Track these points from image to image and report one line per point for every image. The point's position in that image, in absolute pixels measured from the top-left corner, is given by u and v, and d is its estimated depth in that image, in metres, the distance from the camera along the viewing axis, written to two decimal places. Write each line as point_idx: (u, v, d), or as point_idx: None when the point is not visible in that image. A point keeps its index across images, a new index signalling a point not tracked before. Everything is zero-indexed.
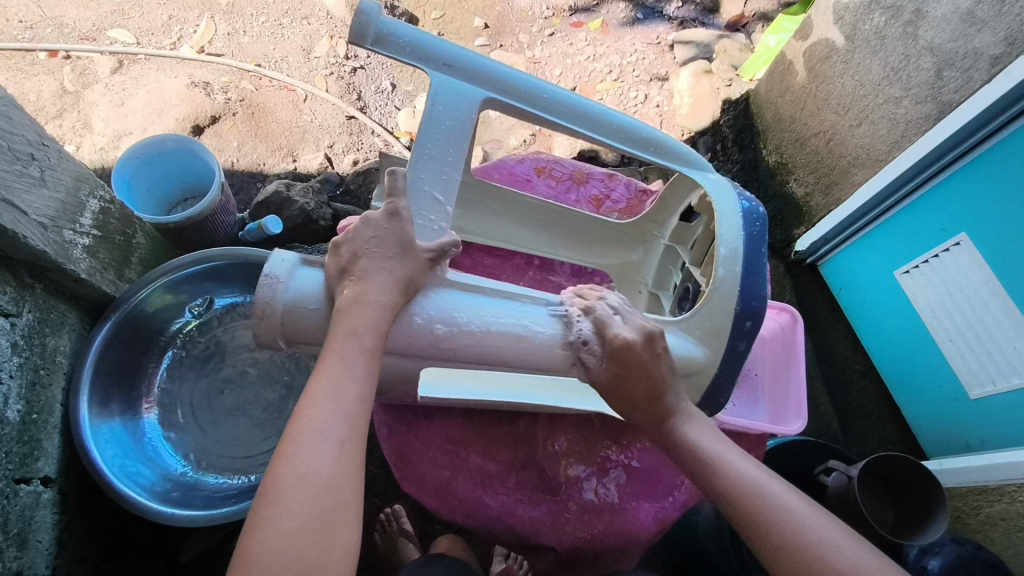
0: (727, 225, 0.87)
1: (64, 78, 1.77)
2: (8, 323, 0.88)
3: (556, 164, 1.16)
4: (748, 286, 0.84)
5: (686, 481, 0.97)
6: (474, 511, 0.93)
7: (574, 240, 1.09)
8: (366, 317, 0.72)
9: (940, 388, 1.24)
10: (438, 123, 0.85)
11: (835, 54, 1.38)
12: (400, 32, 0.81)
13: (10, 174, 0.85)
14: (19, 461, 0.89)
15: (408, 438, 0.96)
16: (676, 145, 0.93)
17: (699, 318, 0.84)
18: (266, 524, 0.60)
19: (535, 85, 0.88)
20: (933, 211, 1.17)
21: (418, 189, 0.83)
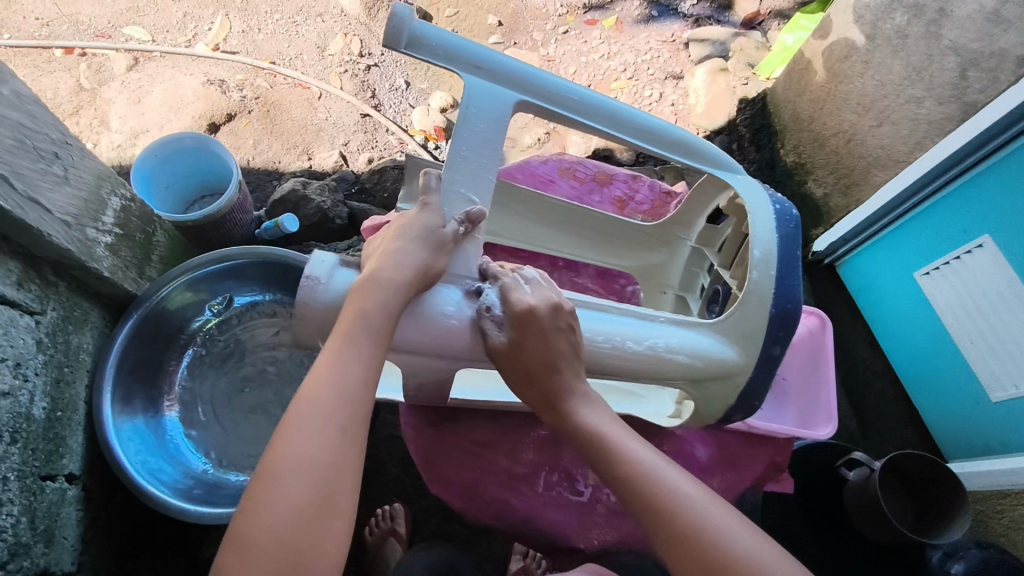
0: (762, 226, 0.85)
1: (80, 76, 1.78)
2: (33, 320, 0.89)
3: (578, 164, 1.17)
4: (783, 291, 0.82)
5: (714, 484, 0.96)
6: (502, 513, 0.98)
7: (598, 242, 1.08)
8: (376, 298, 0.70)
9: (958, 391, 1.24)
10: (473, 126, 0.82)
11: (855, 54, 1.36)
12: (433, 35, 0.80)
13: (35, 172, 0.85)
14: (45, 458, 0.89)
15: (436, 438, 0.98)
16: (705, 145, 0.92)
17: (731, 322, 0.83)
18: (261, 508, 0.57)
19: (566, 87, 0.86)
20: (954, 213, 1.16)
21: (453, 192, 0.81)
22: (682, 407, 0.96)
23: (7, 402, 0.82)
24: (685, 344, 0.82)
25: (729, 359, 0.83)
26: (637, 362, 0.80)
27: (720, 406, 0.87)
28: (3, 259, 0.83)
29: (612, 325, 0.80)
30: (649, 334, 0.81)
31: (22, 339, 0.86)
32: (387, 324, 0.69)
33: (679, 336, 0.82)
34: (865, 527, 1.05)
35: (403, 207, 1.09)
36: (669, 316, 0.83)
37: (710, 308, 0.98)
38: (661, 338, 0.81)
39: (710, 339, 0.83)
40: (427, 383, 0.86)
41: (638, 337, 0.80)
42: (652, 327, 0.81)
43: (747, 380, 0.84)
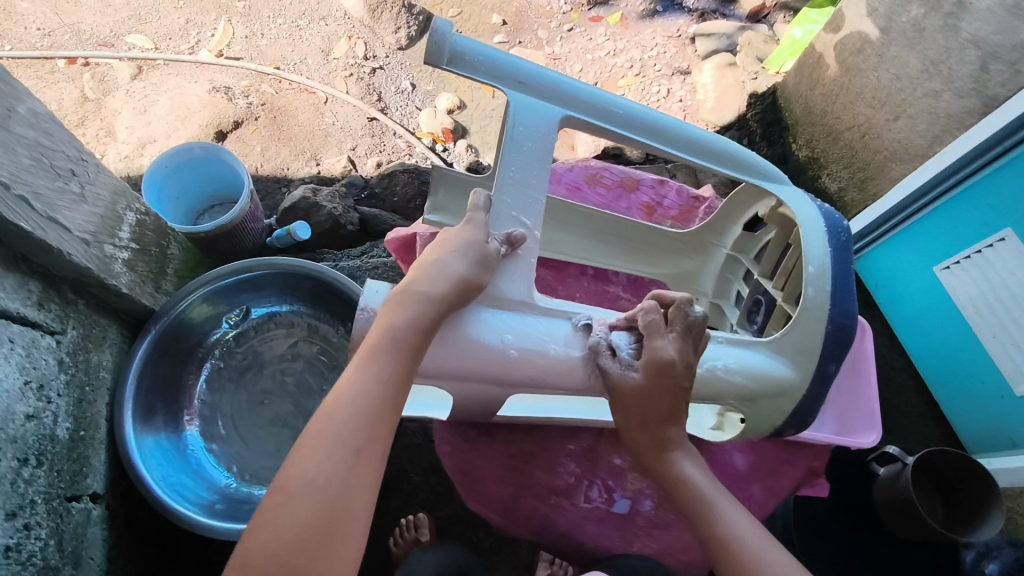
0: (813, 240, 0.82)
1: (84, 86, 1.76)
2: (54, 340, 0.88)
3: (604, 170, 1.15)
4: (839, 304, 0.79)
5: (751, 492, 0.98)
6: (543, 527, 1.00)
7: (631, 249, 1.07)
8: (407, 312, 0.67)
9: (981, 385, 1.23)
10: (520, 144, 0.80)
11: (869, 47, 1.36)
12: (476, 50, 0.77)
13: (53, 192, 0.84)
14: (70, 479, 0.89)
15: (472, 454, 1.01)
16: (751, 157, 0.89)
17: (789, 338, 0.80)
18: (266, 526, 0.53)
19: (609, 100, 0.84)
20: (973, 207, 1.14)
21: (504, 214, 0.79)
22: (725, 419, 0.95)
23: (32, 424, 0.82)
24: (741, 363, 0.78)
25: (785, 377, 0.80)
26: (694, 383, 0.76)
27: (767, 424, 0.83)
28: (24, 280, 0.82)
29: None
30: (704, 354, 0.77)
31: (44, 360, 0.85)
32: (414, 338, 0.66)
33: (736, 355, 0.78)
34: (898, 526, 1.06)
35: (431, 218, 1.05)
36: (725, 336, 0.79)
37: (750, 318, 0.98)
38: (718, 358, 0.78)
39: (767, 357, 0.80)
40: (456, 396, 0.84)
41: (697, 359, 0.77)
42: (707, 349, 0.78)
43: (800, 399, 0.80)
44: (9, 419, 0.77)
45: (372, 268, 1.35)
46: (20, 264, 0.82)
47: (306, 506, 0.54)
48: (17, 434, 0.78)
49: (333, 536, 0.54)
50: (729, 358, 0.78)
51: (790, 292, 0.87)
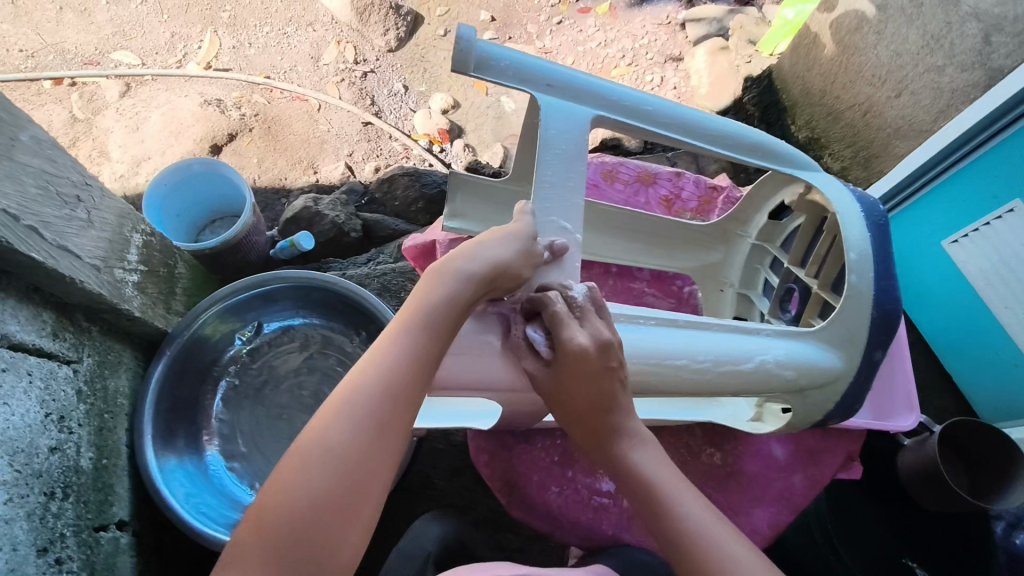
0: (853, 224, 0.80)
1: (73, 107, 1.74)
2: (71, 370, 0.86)
3: (620, 166, 1.13)
4: (884, 289, 0.78)
5: (797, 480, 0.92)
6: (588, 533, 0.93)
7: (653, 244, 1.06)
8: (441, 289, 0.65)
9: (995, 355, 1.22)
10: (554, 147, 0.78)
11: (866, 25, 1.36)
12: (502, 55, 0.75)
13: (61, 219, 0.83)
14: (96, 509, 0.88)
15: (512, 459, 0.97)
16: (785, 148, 0.87)
17: (834, 326, 0.79)
18: (285, 489, 0.55)
19: (638, 97, 0.82)
20: (981, 179, 1.13)
21: (546, 219, 0.76)
22: (764, 410, 0.91)
23: (56, 457, 0.80)
24: (790, 355, 0.76)
25: (835, 367, 0.79)
26: (744, 379, 0.75)
27: (817, 410, 0.81)
28: (39, 311, 0.81)
29: (715, 344, 0.74)
30: (750, 348, 0.75)
31: (63, 391, 0.84)
32: (444, 318, 0.64)
33: (785, 347, 0.77)
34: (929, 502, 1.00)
35: (449, 224, 1.03)
36: (773, 329, 0.78)
37: (783, 307, 0.96)
38: (767, 351, 0.76)
39: (815, 348, 0.78)
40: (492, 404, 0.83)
41: (747, 355, 0.75)
42: (752, 342, 0.76)
43: (847, 386, 0.79)
44: (32, 454, 0.76)
45: (380, 275, 1.33)
46: (33, 295, 0.80)
47: (321, 479, 0.55)
48: (42, 468, 0.77)
49: (350, 509, 0.55)
50: (677, 345, 0.73)
51: (826, 279, 0.85)
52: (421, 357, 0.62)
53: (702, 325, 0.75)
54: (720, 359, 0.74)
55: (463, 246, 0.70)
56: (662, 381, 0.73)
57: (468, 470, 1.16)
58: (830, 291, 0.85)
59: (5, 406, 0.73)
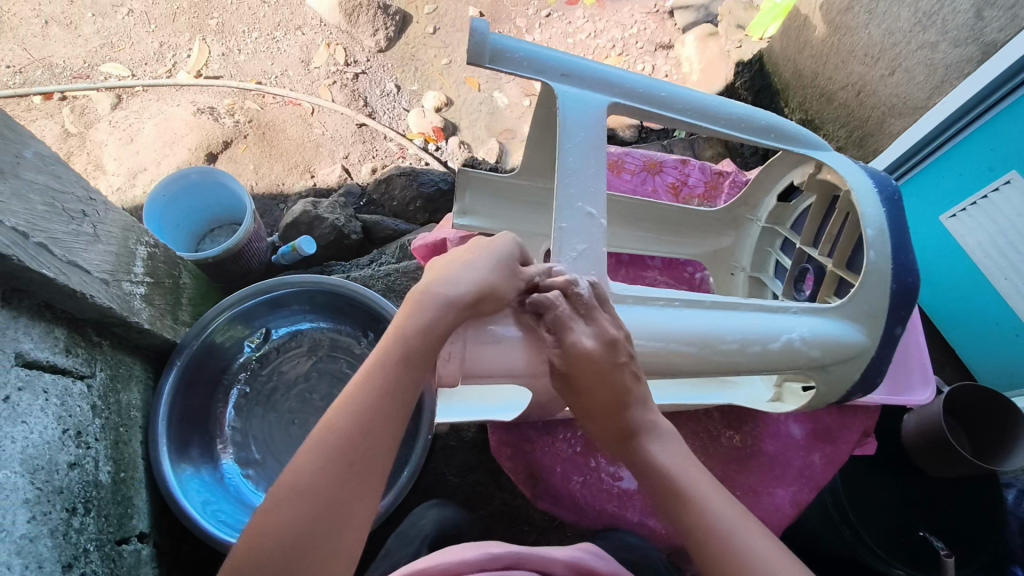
0: (868, 201, 0.80)
1: (65, 121, 1.73)
2: (84, 385, 0.86)
3: (625, 156, 1.14)
4: (902, 264, 0.78)
5: (817, 458, 0.93)
6: (614, 521, 0.94)
7: (662, 231, 1.07)
8: (417, 317, 0.64)
9: (996, 327, 1.21)
10: (574, 135, 0.76)
11: (857, 5, 1.38)
12: (516, 47, 0.76)
13: (68, 235, 0.83)
14: (117, 522, 0.88)
15: (532, 451, 0.97)
16: (799, 131, 0.88)
17: (856, 302, 0.79)
18: (272, 512, 0.54)
19: (651, 85, 0.82)
20: (978, 153, 1.13)
21: (570, 206, 0.73)
22: (784, 390, 0.91)
23: (76, 472, 0.80)
24: (815, 332, 0.77)
25: (858, 343, 0.79)
26: (772, 358, 0.76)
27: (841, 387, 0.81)
28: (51, 327, 0.81)
29: (740, 324, 0.75)
30: (776, 327, 0.76)
31: (79, 407, 0.84)
32: (420, 346, 0.63)
33: (810, 325, 0.77)
34: (936, 469, 0.96)
35: (459, 221, 1.03)
36: (797, 306, 0.78)
37: (798, 286, 0.96)
38: (788, 331, 0.76)
39: (840, 324, 0.78)
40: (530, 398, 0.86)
41: (774, 335, 0.75)
42: (779, 320, 0.77)
43: (869, 361, 0.80)
44: (53, 471, 0.76)
45: (383, 276, 1.32)
46: (44, 312, 0.80)
47: (298, 509, 0.54)
48: (64, 484, 0.77)
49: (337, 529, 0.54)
50: (694, 322, 0.74)
51: (841, 256, 0.86)
52: (397, 388, 0.61)
53: (727, 304, 0.76)
54: (748, 338, 0.75)
55: (436, 271, 0.69)
56: (683, 363, 0.74)
57: (481, 466, 1.16)
58: (845, 269, 0.86)
59: (23, 424, 0.73)
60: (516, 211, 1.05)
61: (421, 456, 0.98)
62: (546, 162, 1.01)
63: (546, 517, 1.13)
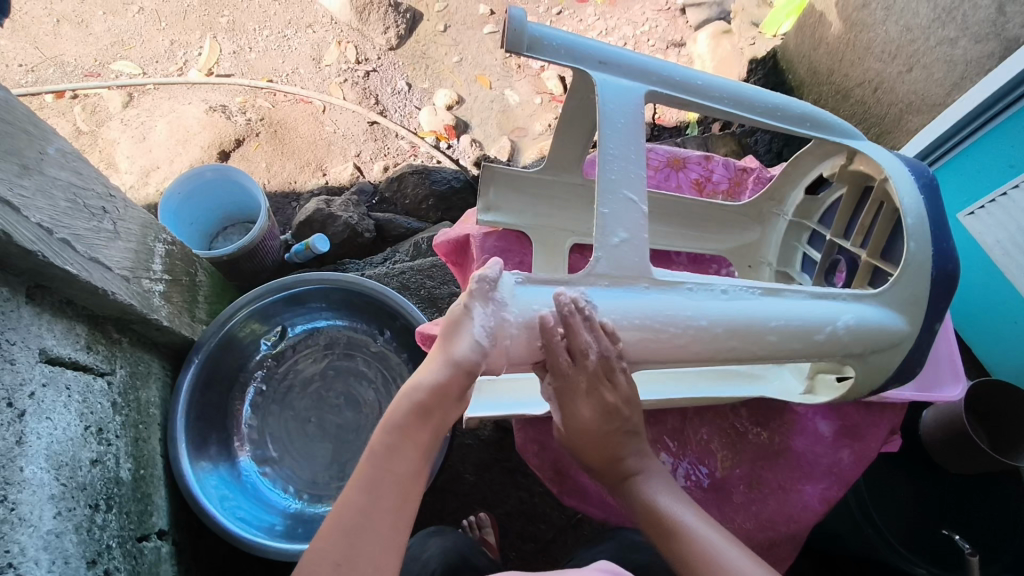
0: (908, 190, 0.79)
1: (76, 119, 1.73)
2: (105, 382, 0.86)
3: (648, 153, 1.13)
4: (941, 252, 0.77)
5: (846, 454, 0.91)
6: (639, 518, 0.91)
7: (687, 228, 1.06)
8: (396, 419, 0.65)
9: (1015, 325, 1.18)
10: (614, 122, 0.75)
11: (873, 2, 1.38)
12: (554, 36, 0.75)
13: (89, 231, 0.82)
14: (138, 519, 0.88)
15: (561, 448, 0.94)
16: (832, 119, 0.86)
17: (898, 289, 0.77)
18: None
19: (687, 74, 0.81)
20: (1001, 148, 1.11)
21: (612, 191, 0.72)
22: (817, 381, 0.90)
23: (98, 469, 0.80)
24: (860, 319, 0.75)
25: (901, 330, 0.78)
26: (815, 347, 0.75)
27: (880, 372, 0.80)
28: (72, 324, 0.81)
29: (785, 309, 0.74)
30: (821, 314, 0.75)
31: (100, 404, 0.84)
32: (397, 441, 0.64)
33: (854, 312, 0.76)
34: (955, 465, 0.95)
35: (482, 217, 1.02)
36: (835, 293, 0.77)
37: (829, 278, 0.96)
38: (831, 317, 0.75)
39: (880, 311, 0.77)
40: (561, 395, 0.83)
41: (820, 323, 0.74)
42: (825, 306, 0.76)
43: (909, 347, 0.79)
44: (76, 467, 0.76)
45: (399, 274, 1.32)
46: (66, 309, 0.80)
47: None
48: (86, 481, 0.77)
49: None
50: (716, 309, 0.72)
51: (875, 246, 0.85)
52: (382, 484, 0.62)
53: (777, 289, 0.75)
54: (790, 327, 0.73)
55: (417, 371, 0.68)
56: (710, 351, 0.72)
57: (497, 464, 1.15)
58: (880, 259, 0.85)
59: (47, 420, 0.73)
60: (539, 208, 1.04)
61: (442, 454, 0.96)
62: (572, 157, 1.00)
63: (563, 515, 1.13)
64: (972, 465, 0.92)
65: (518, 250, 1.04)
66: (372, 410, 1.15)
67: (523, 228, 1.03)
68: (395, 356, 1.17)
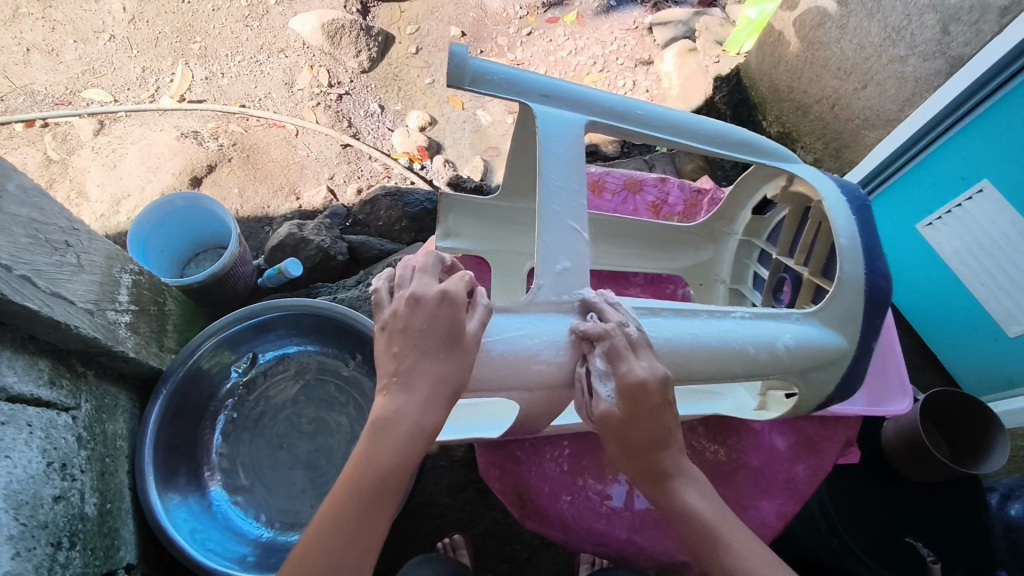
0: (840, 214, 0.81)
1: (47, 148, 1.73)
2: (70, 417, 0.86)
3: (607, 176, 1.14)
4: (874, 272, 0.79)
5: (801, 470, 0.93)
6: (602, 539, 0.90)
7: (644, 248, 1.09)
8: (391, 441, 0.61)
9: (973, 330, 1.21)
10: (556, 153, 0.77)
11: (828, 21, 1.42)
12: (495, 70, 0.77)
13: (52, 266, 0.83)
14: (104, 555, 0.87)
15: (522, 472, 0.93)
16: (768, 143, 0.89)
17: (833, 309, 0.80)
18: None
19: (628, 104, 0.83)
20: (948, 164, 1.15)
21: (556, 221, 0.74)
22: (768, 398, 0.93)
23: (61, 506, 0.80)
24: (798, 339, 0.78)
25: (836, 347, 0.80)
26: (757, 366, 0.76)
27: (820, 393, 0.82)
28: (34, 359, 0.81)
29: (722, 335, 0.75)
30: (759, 338, 0.76)
31: (64, 439, 0.83)
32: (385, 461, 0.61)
33: (791, 332, 0.78)
34: (916, 474, 0.96)
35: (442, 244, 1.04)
36: (768, 317, 0.78)
37: (776, 296, 0.98)
38: (768, 336, 0.77)
39: (815, 331, 0.79)
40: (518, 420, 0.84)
41: (752, 345, 0.76)
42: (764, 329, 0.77)
43: (848, 363, 0.80)
44: (37, 505, 0.75)
45: (371, 296, 1.33)
46: (28, 344, 0.80)
47: None
48: (48, 519, 0.76)
49: None
50: (709, 327, 0.75)
51: (816, 265, 0.88)
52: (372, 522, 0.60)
53: (725, 312, 0.77)
54: (724, 350, 0.75)
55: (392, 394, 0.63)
56: (698, 369, 0.74)
57: (471, 485, 1.15)
58: (821, 278, 0.88)
59: (6, 459, 0.73)
60: (499, 232, 1.06)
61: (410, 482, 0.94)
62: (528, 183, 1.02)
63: (537, 535, 1.13)
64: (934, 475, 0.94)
65: (477, 274, 1.06)
66: (343, 435, 1.15)
67: (482, 254, 1.05)
68: (367, 381, 1.17)
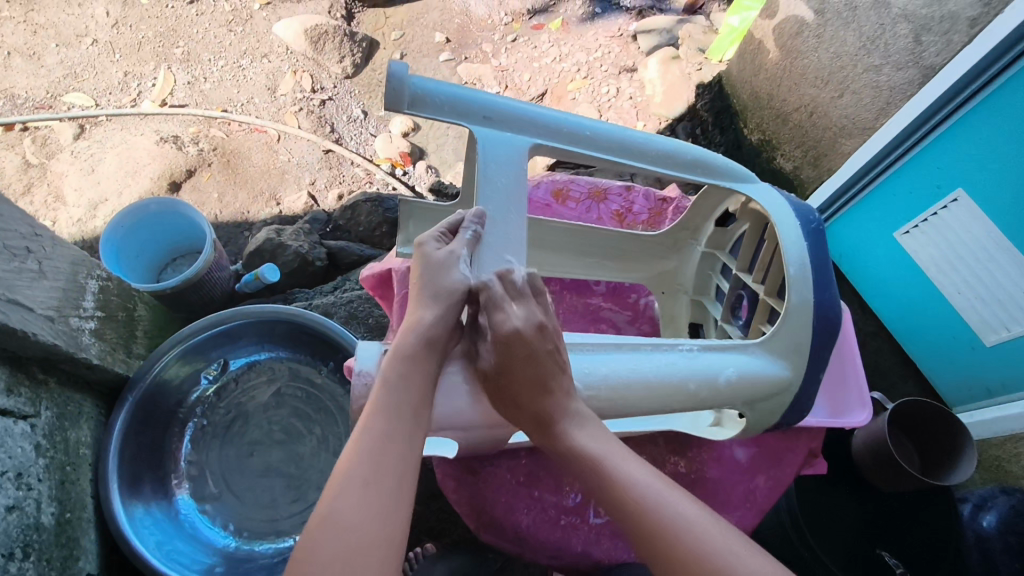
0: (792, 242, 0.81)
1: (26, 152, 1.71)
2: (28, 425, 0.85)
3: (569, 184, 1.14)
4: (824, 303, 0.79)
5: (761, 481, 0.92)
6: (559, 551, 0.90)
7: (609, 257, 1.07)
8: (403, 351, 0.68)
9: (950, 338, 1.21)
10: (495, 182, 0.79)
11: (806, 29, 1.43)
12: (437, 90, 0.76)
13: (10, 272, 0.82)
14: (60, 564, 0.86)
15: (479, 484, 0.92)
16: (722, 161, 0.88)
17: (778, 339, 0.79)
18: None
19: (576, 122, 0.82)
20: (921, 174, 1.15)
21: (494, 254, 0.77)
22: (723, 415, 0.93)
23: (14, 516, 0.78)
24: (742, 372, 0.77)
25: (783, 376, 0.79)
26: (702, 397, 0.76)
27: (766, 421, 0.82)
28: None
29: (668, 367, 0.75)
30: (705, 369, 0.76)
31: (20, 448, 0.82)
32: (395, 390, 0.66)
33: (736, 364, 0.77)
34: (888, 485, 0.96)
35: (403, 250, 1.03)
36: (715, 349, 0.78)
37: (736, 312, 0.99)
38: (716, 366, 0.77)
39: (762, 359, 0.79)
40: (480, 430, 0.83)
41: (694, 377, 0.75)
42: (711, 360, 0.77)
43: (795, 396, 0.80)
44: None
45: (346, 303, 1.33)
46: None
47: None
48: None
49: None
50: (674, 363, 0.75)
51: (771, 287, 0.87)
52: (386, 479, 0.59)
53: (669, 345, 0.77)
54: (665, 383, 0.74)
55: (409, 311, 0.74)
56: (659, 401, 0.75)
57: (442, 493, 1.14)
58: (776, 299, 0.87)
59: None
60: None
61: None
62: None
63: None
64: (903, 486, 0.93)
65: None
66: (314, 443, 1.14)
67: None
68: (338, 389, 1.16)
